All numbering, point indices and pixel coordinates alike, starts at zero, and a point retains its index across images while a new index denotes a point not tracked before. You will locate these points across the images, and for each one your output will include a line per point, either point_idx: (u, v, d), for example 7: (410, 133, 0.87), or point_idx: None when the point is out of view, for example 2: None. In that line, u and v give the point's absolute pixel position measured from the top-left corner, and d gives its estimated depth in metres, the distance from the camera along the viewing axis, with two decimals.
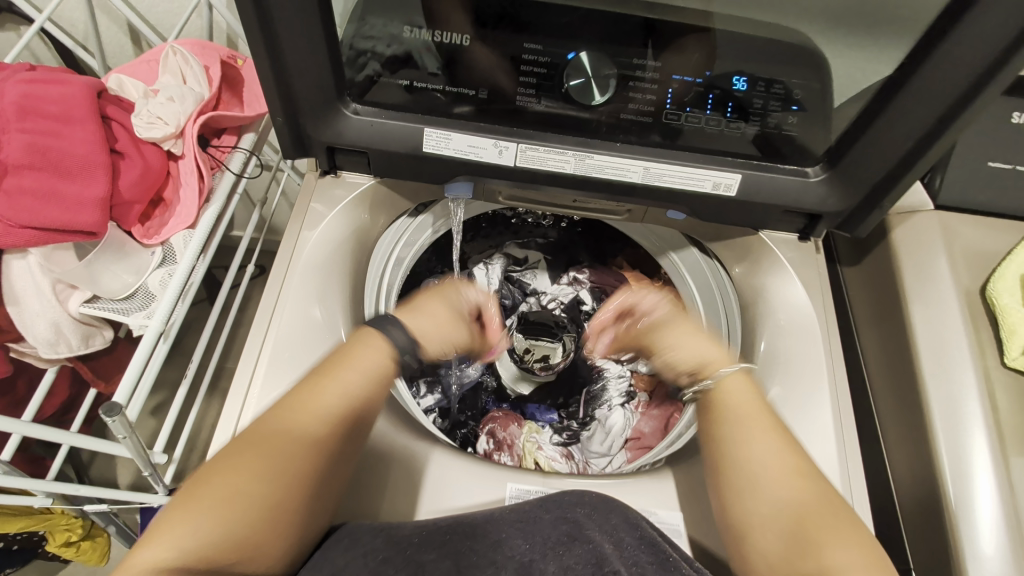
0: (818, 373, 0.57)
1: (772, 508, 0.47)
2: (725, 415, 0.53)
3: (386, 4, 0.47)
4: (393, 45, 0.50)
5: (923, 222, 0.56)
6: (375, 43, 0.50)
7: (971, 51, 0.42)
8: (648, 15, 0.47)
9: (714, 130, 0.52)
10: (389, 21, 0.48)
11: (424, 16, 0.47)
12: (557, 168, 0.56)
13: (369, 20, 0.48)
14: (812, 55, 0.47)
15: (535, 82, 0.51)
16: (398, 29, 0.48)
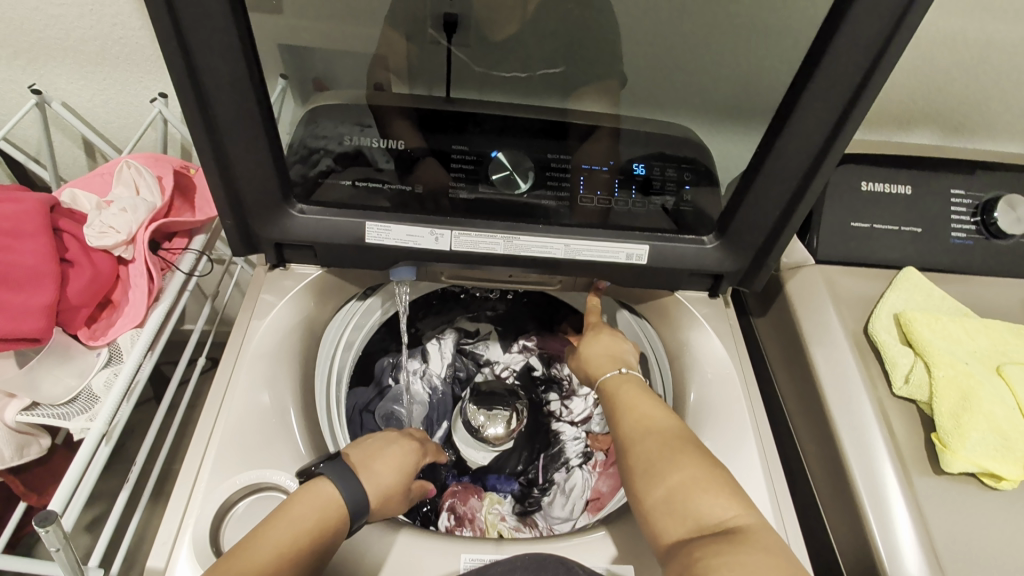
0: (742, 416, 0.62)
1: (648, 447, 0.53)
2: (615, 402, 0.60)
3: (339, 110, 0.56)
4: (342, 143, 0.57)
5: (808, 275, 0.65)
6: (326, 141, 0.57)
7: (807, 140, 0.52)
8: (556, 119, 0.59)
9: (623, 208, 0.61)
10: (339, 127, 0.56)
11: (372, 119, 0.56)
12: (489, 250, 0.62)
13: (320, 123, 0.56)
14: (690, 142, 0.59)
15: (464, 176, 0.59)
16: (347, 131, 0.56)
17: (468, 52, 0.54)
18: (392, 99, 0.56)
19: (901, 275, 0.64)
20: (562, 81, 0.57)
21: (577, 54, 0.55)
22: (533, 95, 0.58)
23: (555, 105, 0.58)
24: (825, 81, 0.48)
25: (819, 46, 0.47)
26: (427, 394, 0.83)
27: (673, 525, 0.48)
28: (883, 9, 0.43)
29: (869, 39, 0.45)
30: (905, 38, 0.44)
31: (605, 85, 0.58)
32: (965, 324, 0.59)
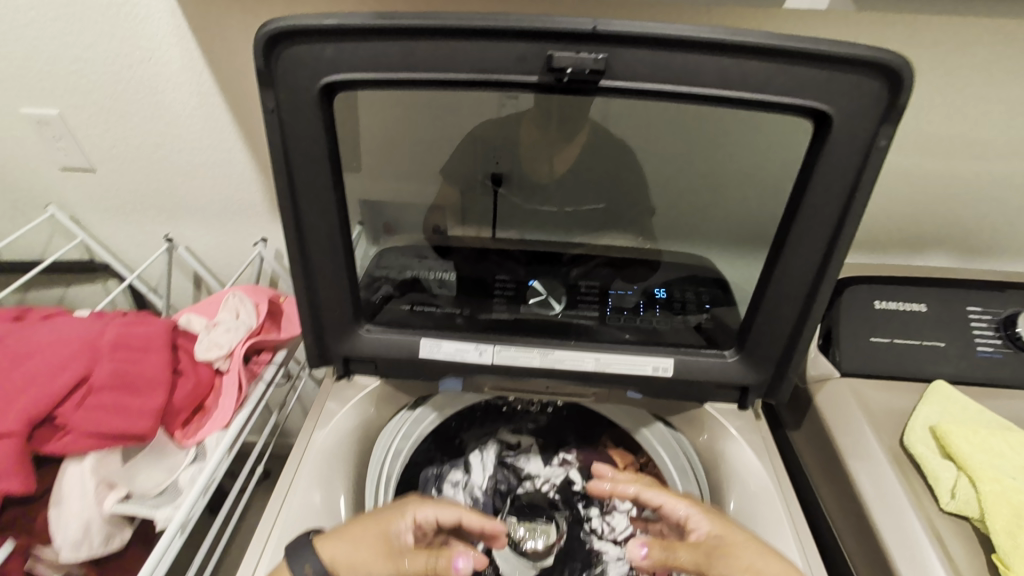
0: (785, 534, 0.61)
1: None
2: None
3: (403, 250, 0.71)
4: (402, 273, 0.71)
5: (837, 388, 0.67)
6: (388, 272, 0.71)
7: (800, 268, 0.58)
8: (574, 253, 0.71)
9: (646, 326, 0.69)
10: (410, 263, 0.71)
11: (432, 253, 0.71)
12: (527, 363, 0.68)
13: (386, 257, 0.70)
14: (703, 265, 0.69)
15: (507, 300, 0.70)
16: (408, 262, 0.71)
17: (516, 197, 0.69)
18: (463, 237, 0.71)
19: (930, 388, 0.65)
20: (595, 216, 0.69)
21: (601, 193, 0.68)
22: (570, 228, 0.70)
23: (591, 237, 0.71)
24: (808, 221, 0.55)
25: (798, 194, 0.55)
26: (469, 505, 0.86)
27: None
28: (846, 165, 0.52)
29: (838, 188, 0.53)
30: (868, 187, 0.52)
31: (628, 219, 0.69)
32: (1008, 439, 0.58)
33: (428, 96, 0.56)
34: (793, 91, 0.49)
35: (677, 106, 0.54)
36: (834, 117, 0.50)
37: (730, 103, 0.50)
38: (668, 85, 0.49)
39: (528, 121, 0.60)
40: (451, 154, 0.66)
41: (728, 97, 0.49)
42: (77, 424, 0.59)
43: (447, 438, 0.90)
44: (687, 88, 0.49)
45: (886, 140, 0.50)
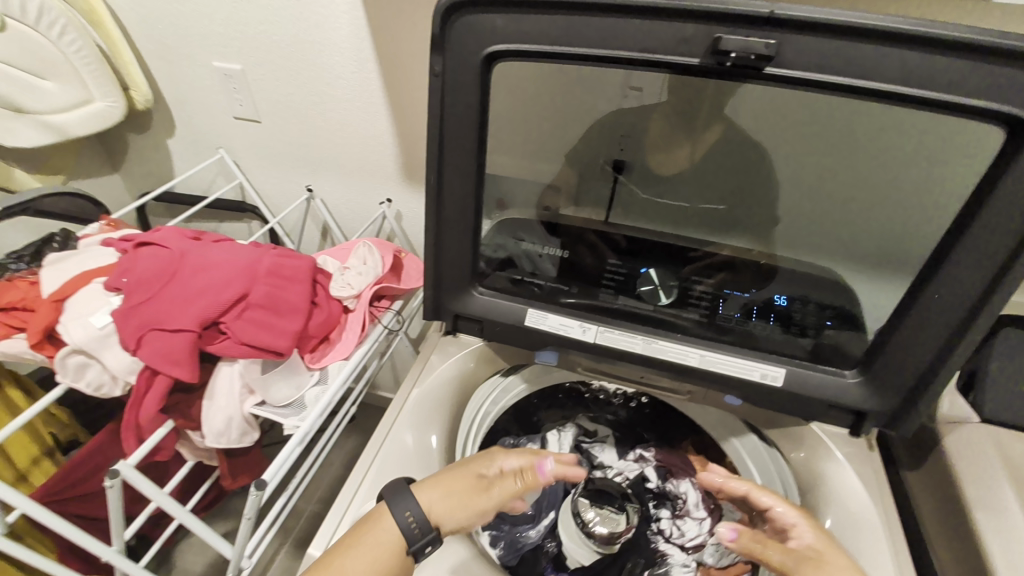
0: (884, 571, 0.56)
1: None
2: None
3: (507, 228, 0.72)
4: (500, 251, 0.73)
5: (973, 433, 0.61)
6: (486, 250, 0.72)
7: (956, 289, 0.53)
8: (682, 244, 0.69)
9: (760, 332, 0.66)
10: (520, 237, 0.73)
11: (534, 232, 0.72)
12: (628, 348, 0.69)
13: (489, 238, 0.71)
14: (829, 278, 0.64)
15: (615, 285, 0.70)
16: (506, 242, 0.72)
17: (634, 188, 0.69)
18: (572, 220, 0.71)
19: None
20: (715, 216, 0.67)
21: (724, 192, 0.66)
22: (684, 226, 0.69)
23: (705, 237, 0.68)
24: (977, 239, 0.50)
25: (971, 209, 0.51)
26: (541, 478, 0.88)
27: None
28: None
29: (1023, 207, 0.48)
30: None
31: (748, 224, 0.66)
32: None
33: (581, 72, 0.58)
34: (985, 92, 0.45)
35: (840, 102, 0.51)
36: None
37: (905, 101, 0.47)
38: (837, 77, 0.47)
39: (661, 111, 0.62)
40: (575, 139, 0.68)
41: (906, 94, 0.46)
42: (234, 333, 0.69)
43: (528, 413, 0.92)
44: (863, 80, 0.47)
45: None
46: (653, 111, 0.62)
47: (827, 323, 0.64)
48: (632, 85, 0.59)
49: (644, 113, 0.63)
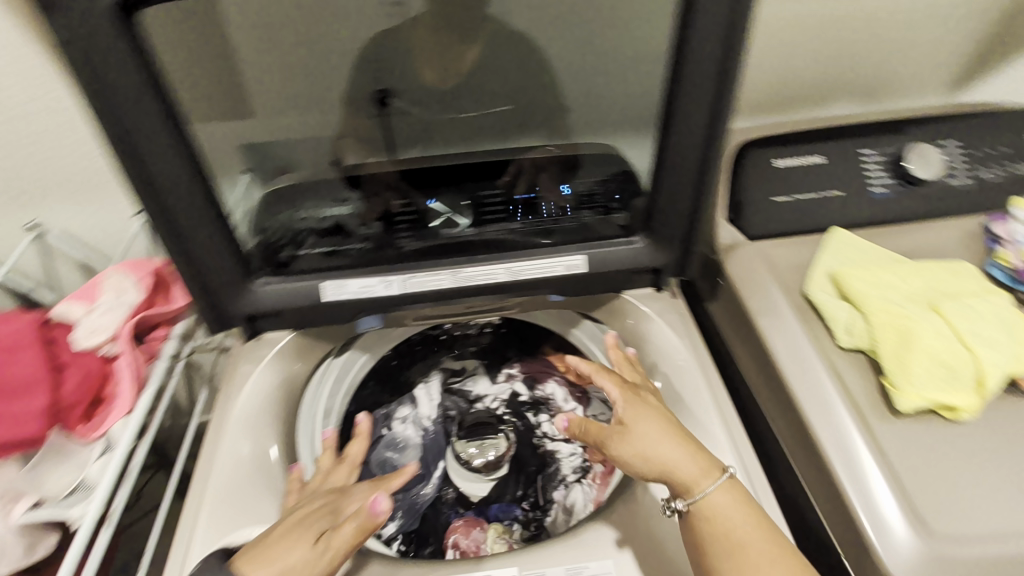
0: (702, 398, 0.64)
1: None
2: (727, 537, 0.52)
3: (286, 200, 0.64)
4: (293, 231, 0.66)
5: (746, 252, 0.68)
6: (281, 233, 0.65)
7: (689, 131, 0.55)
8: (467, 160, 0.65)
9: (556, 225, 0.67)
10: (295, 209, 0.65)
11: (314, 198, 0.65)
12: (438, 287, 0.66)
13: (273, 216, 0.64)
14: (612, 155, 0.65)
15: (409, 225, 0.66)
16: (293, 215, 0.65)
17: (409, 118, 0.61)
18: (359, 173, 0.64)
19: (829, 236, 0.67)
20: (496, 121, 0.63)
21: (499, 97, 0.61)
22: (474, 139, 0.64)
23: (497, 145, 0.65)
24: (692, 76, 0.53)
25: (678, 56, 0.52)
26: (420, 437, 0.89)
27: None
28: (719, 15, 0.49)
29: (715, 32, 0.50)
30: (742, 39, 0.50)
31: (531, 121, 0.64)
32: (898, 271, 0.62)
33: None
34: None
35: None
36: None
37: None
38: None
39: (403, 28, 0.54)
40: (322, 80, 0.57)
41: None
42: None
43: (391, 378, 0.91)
44: None
45: None
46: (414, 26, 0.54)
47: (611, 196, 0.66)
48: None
49: (388, 34, 0.54)
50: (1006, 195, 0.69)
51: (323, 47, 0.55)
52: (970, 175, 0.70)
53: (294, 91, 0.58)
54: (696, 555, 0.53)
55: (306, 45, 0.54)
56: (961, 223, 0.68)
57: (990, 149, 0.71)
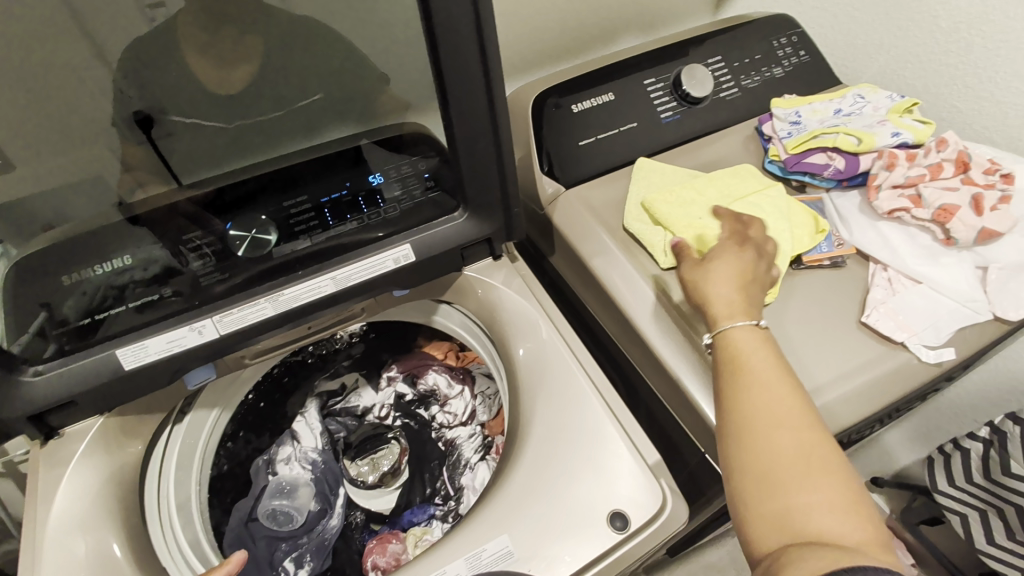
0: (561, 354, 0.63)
1: (777, 438, 0.44)
2: (738, 363, 0.49)
3: (35, 272, 0.49)
4: (61, 304, 0.51)
5: (567, 201, 0.70)
6: (47, 305, 0.50)
7: (471, 101, 0.52)
8: (264, 170, 0.55)
9: (378, 220, 0.60)
10: (59, 276, 0.50)
11: (76, 256, 0.50)
12: (260, 317, 0.58)
13: (21, 294, 0.49)
14: (419, 134, 0.59)
15: (210, 260, 0.55)
16: (54, 283, 0.50)
17: (177, 139, 0.51)
18: (143, 209, 0.52)
19: (636, 167, 0.71)
20: (282, 125, 0.55)
21: (283, 95, 0.53)
22: (270, 146, 0.55)
23: (302, 146, 0.57)
24: (451, 50, 0.48)
25: (427, 23, 0.47)
26: (310, 472, 0.84)
27: (772, 512, 0.42)
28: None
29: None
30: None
31: (330, 115, 0.57)
32: (696, 187, 0.67)
33: None
34: None
35: None
36: None
37: None
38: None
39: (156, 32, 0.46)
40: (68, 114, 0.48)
41: None
42: None
43: (264, 421, 0.85)
44: None
45: None
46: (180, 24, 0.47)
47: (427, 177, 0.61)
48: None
49: (148, 38, 0.46)
50: (767, 97, 0.78)
51: (63, 70, 0.45)
52: (736, 85, 0.78)
53: (32, 127, 0.45)
54: (593, 498, 0.54)
55: (35, 67, 0.43)
56: (738, 129, 0.76)
57: (747, 58, 0.79)
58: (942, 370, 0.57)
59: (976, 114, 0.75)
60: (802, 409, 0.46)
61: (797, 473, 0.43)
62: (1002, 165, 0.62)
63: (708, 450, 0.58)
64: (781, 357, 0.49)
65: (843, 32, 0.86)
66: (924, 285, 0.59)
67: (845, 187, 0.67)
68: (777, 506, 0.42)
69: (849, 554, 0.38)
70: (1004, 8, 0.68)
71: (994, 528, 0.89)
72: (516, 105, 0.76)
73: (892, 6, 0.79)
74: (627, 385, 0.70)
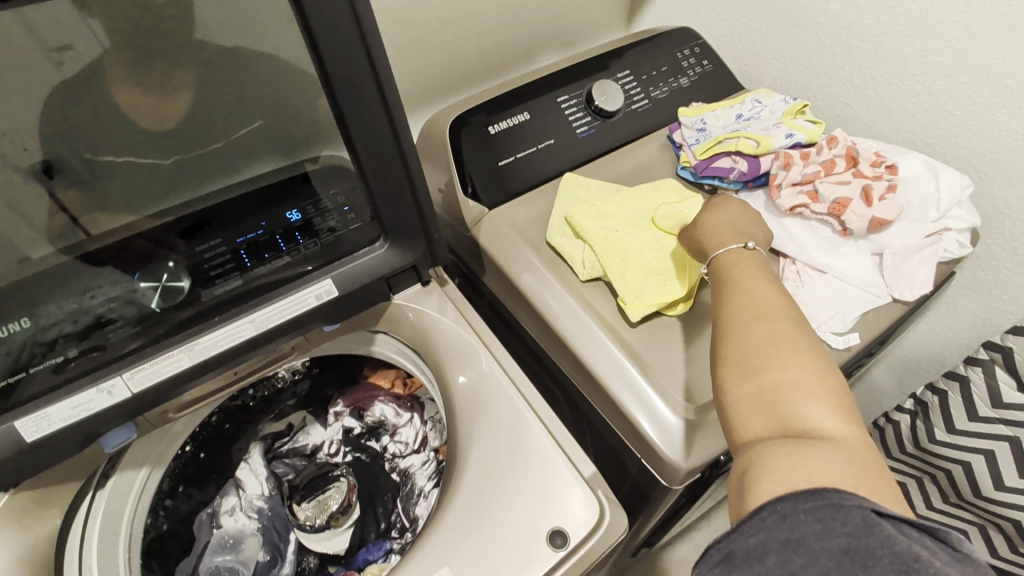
0: (495, 375, 0.64)
1: (758, 334, 0.46)
2: (733, 278, 0.51)
3: None
4: None
5: (491, 222, 0.70)
6: None
7: (376, 136, 0.52)
8: (199, 208, 0.52)
9: (297, 257, 0.58)
10: None
11: None
12: (175, 368, 0.56)
13: None
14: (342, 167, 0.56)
15: (117, 315, 0.51)
16: None
17: (91, 187, 0.47)
18: (95, 245, 0.49)
19: (561, 183, 0.73)
20: (219, 156, 0.52)
21: (201, 132, 0.49)
22: (192, 185, 0.51)
23: (248, 176, 0.54)
24: (347, 87, 0.48)
25: (319, 63, 0.47)
26: (256, 520, 0.80)
27: (752, 399, 0.43)
28: (340, 19, 0.44)
29: (349, 42, 0.46)
30: (375, 35, 0.46)
31: (261, 145, 0.54)
32: (614, 199, 0.69)
33: None
34: None
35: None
36: None
37: None
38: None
39: (66, 82, 0.41)
40: None
41: None
42: None
43: (207, 471, 0.80)
44: None
45: None
46: (101, 67, 0.42)
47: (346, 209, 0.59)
48: (46, 42, 0.39)
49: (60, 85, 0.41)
50: (676, 106, 0.82)
51: None
52: (646, 96, 0.81)
53: None
54: (534, 519, 0.54)
55: None
56: (652, 138, 0.79)
57: (655, 70, 0.83)
58: (851, 353, 0.60)
59: (864, 109, 0.80)
60: (785, 311, 0.47)
61: (772, 355, 0.44)
62: (886, 158, 0.67)
63: (643, 457, 0.59)
64: (777, 282, 0.51)
65: (741, 40, 0.91)
66: (829, 275, 0.63)
67: (751, 188, 0.70)
68: (757, 395, 0.43)
69: (815, 447, 0.39)
70: (874, 13, 0.74)
71: (929, 493, 0.94)
72: (435, 130, 0.77)
73: (780, 15, 0.84)
74: (567, 398, 0.70)
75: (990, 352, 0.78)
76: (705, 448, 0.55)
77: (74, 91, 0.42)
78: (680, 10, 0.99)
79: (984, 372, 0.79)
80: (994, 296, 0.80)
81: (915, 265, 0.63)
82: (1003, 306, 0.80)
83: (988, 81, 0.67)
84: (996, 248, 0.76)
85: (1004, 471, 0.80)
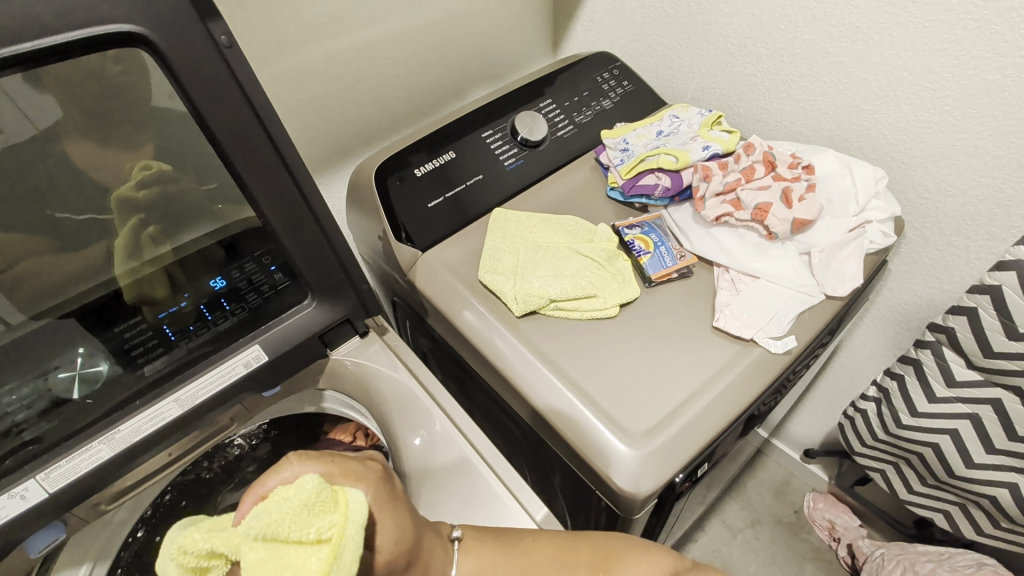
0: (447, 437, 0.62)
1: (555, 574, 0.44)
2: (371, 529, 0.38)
3: None
4: None
5: (427, 263, 0.69)
6: None
7: (282, 200, 0.52)
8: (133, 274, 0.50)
9: (223, 325, 0.57)
10: None
11: None
12: (96, 462, 0.53)
13: None
14: (260, 230, 0.54)
15: (30, 414, 0.48)
16: None
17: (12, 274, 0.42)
18: (47, 307, 0.46)
19: (492, 221, 0.72)
20: (154, 223, 0.49)
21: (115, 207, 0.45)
22: (121, 259, 0.48)
23: (186, 238, 0.52)
24: (244, 155, 0.48)
25: (209, 135, 0.46)
26: None
27: None
28: (224, 87, 0.44)
29: (240, 114, 0.46)
30: (265, 102, 0.47)
31: (191, 210, 0.51)
32: (539, 230, 0.70)
33: None
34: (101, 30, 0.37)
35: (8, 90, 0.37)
36: (159, 44, 0.40)
37: (27, 61, 0.36)
38: (87, 29, 0.37)
39: None
40: None
41: (28, 52, 0.36)
42: None
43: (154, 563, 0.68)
44: None
45: (225, 36, 0.42)
46: (14, 158, 0.39)
47: (273, 269, 0.57)
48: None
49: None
50: (601, 128, 0.83)
51: None
52: (570, 122, 0.82)
53: None
54: None
55: None
56: (581, 163, 0.80)
57: (576, 96, 0.84)
58: (791, 356, 0.60)
59: (781, 112, 0.83)
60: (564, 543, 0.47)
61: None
62: (802, 159, 0.69)
63: (599, 490, 0.56)
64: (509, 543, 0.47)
65: (659, 58, 0.94)
66: (761, 280, 0.63)
67: (678, 202, 0.72)
68: None
69: None
70: (773, 22, 0.77)
71: (908, 476, 0.95)
72: (362, 177, 0.76)
73: (690, 31, 0.87)
74: (521, 434, 0.69)
75: (935, 333, 0.78)
76: (656, 475, 0.53)
77: (16, 158, 0.39)
78: (597, 35, 1.02)
79: (933, 353, 0.79)
80: (932, 277, 0.81)
81: (843, 259, 0.64)
82: (942, 285, 0.81)
83: (887, 75, 0.70)
84: (923, 231, 0.78)
85: (969, 447, 0.80)
